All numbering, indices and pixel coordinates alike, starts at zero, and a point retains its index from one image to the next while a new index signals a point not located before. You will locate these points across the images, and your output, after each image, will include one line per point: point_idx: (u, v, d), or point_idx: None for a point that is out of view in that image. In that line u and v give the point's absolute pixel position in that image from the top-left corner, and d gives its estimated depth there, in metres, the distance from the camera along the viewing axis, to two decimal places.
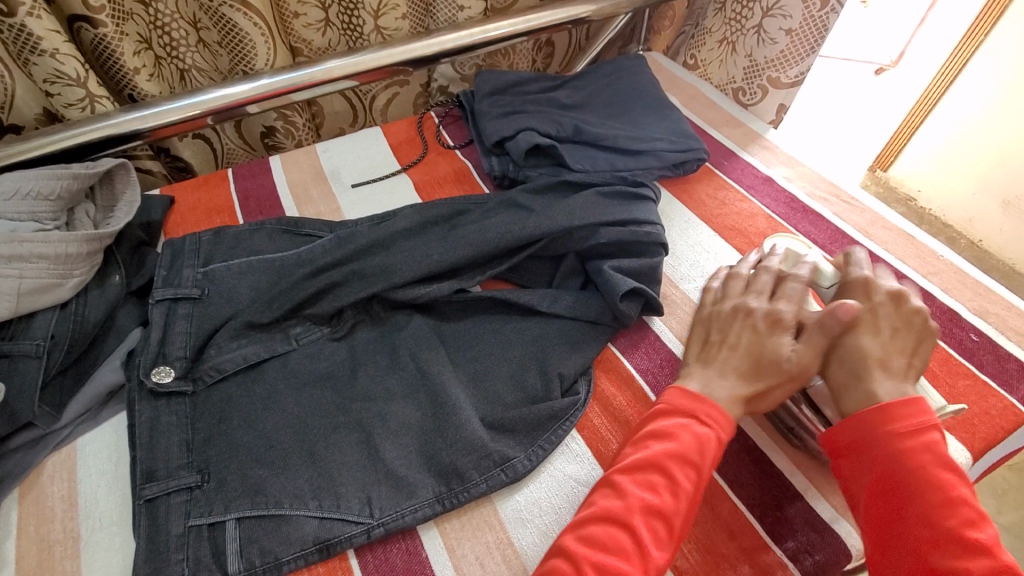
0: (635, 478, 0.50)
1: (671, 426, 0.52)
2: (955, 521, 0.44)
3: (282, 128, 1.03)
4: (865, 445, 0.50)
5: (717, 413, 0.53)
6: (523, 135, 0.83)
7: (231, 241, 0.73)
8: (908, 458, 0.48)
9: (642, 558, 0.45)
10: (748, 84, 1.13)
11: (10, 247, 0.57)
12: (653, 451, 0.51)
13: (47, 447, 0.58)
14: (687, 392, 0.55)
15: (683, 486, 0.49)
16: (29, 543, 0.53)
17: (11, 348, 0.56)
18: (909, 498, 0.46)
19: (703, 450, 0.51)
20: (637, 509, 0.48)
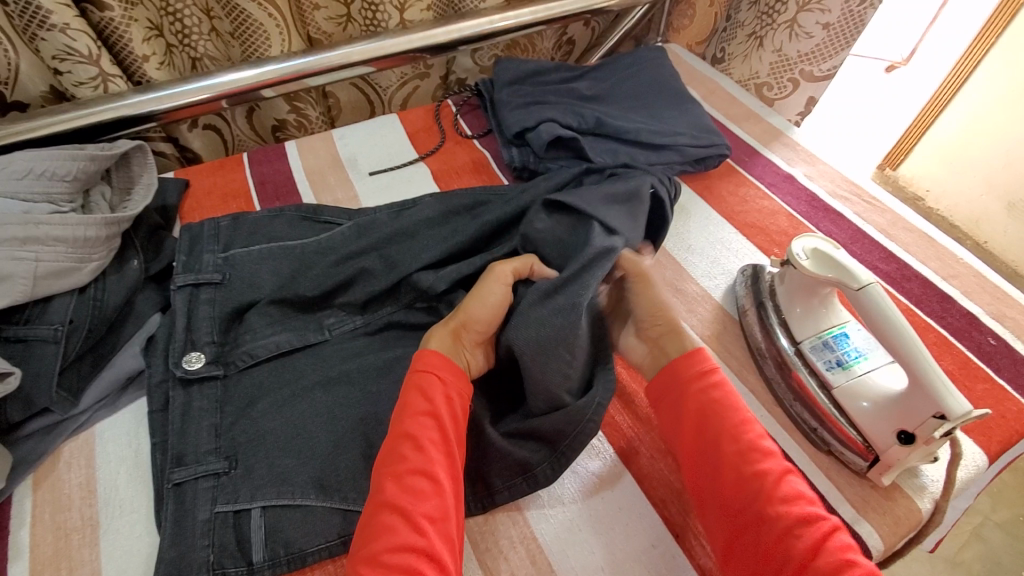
0: (386, 456, 0.50)
1: (410, 385, 0.54)
2: (748, 435, 0.52)
3: (294, 121, 1.01)
4: (669, 384, 0.57)
5: (435, 357, 0.56)
6: (544, 126, 0.82)
7: (251, 226, 0.72)
8: (705, 396, 0.54)
9: (409, 524, 0.46)
10: (776, 80, 1.14)
11: (28, 229, 0.56)
12: (395, 429, 0.52)
13: (64, 433, 0.57)
14: (420, 355, 0.56)
15: (427, 438, 0.51)
16: (45, 530, 0.52)
17: (28, 333, 0.55)
18: (714, 421, 0.53)
19: (431, 397, 0.53)
20: (388, 477, 0.49)
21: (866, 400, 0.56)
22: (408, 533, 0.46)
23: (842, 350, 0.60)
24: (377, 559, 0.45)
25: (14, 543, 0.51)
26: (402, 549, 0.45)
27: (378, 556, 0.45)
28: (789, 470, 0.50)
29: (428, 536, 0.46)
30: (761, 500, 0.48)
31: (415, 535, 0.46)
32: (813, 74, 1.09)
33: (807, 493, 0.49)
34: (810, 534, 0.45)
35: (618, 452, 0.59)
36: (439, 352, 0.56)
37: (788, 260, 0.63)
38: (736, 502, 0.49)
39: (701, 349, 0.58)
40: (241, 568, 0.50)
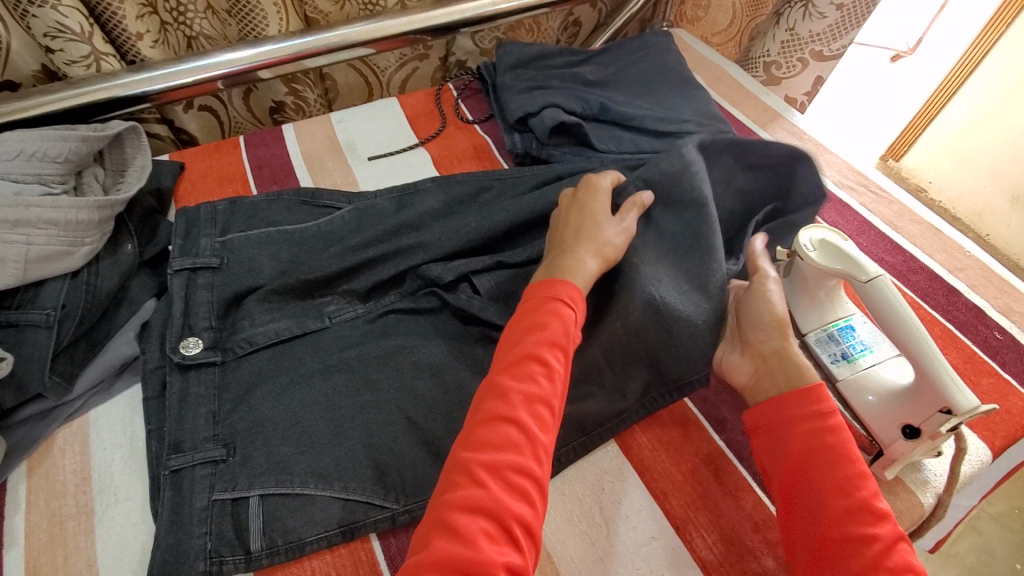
0: (515, 372, 0.48)
1: (542, 307, 0.52)
2: (860, 490, 0.45)
3: (292, 103, 1.00)
4: (783, 412, 0.50)
5: (573, 291, 0.53)
6: (547, 111, 0.80)
7: (248, 210, 0.71)
8: (826, 431, 0.48)
9: (532, 449, 0.45)
10: (786, 59, 1.18)
11: (18, 211, 0.55)
12: (528, 344, 0.49)
13: (59, 419, 0.57)
14: (546, 281, 0.55)
15: (558, 368, 0.49)
16: (39, 517, 0.52)
17: (19, 318, 0.54)
18: (825, 459, 0.47)
19: (569, 331, 0.51)
20: (521, 398, 0.46)
21: (872, 393, 0.56)
22: (528, 457, 0.44)
23: (848, 342, 0.58)
24: (499, 473, 0.42)
25: (7, 531, 0.51)
26: (520, 470, 0.43)
27: (481, 470, 0.43)
28: (902, 537, 0.43)
29: (543, 468, 0.45)
30: (863, 564, 0.41)
31: (533, 463, 0.44)
32: (822, 54, 1.13)
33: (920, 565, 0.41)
34: None
35: (618, 442, 0.58)
36: (578, 288, 0.54)
37: (795, 251, 0.61)
38: (832, 557, 0.43)
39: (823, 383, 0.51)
40: (240, 558, 0.49)
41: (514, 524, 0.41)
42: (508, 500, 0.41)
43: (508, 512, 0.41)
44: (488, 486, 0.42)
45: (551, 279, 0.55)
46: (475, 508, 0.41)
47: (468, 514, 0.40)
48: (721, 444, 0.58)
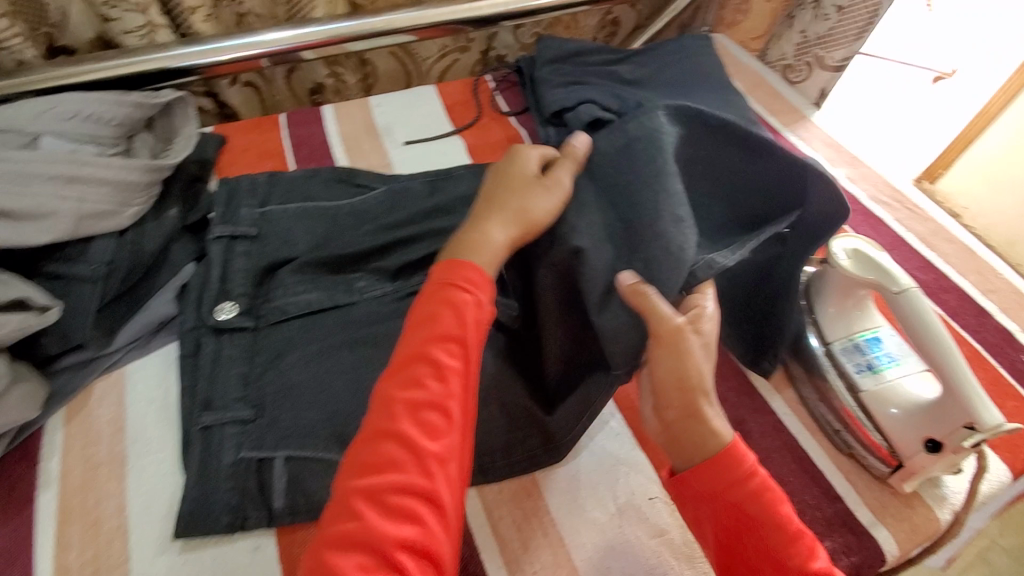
0: (398, 377, 0.46)
1: (438, 298, 0.48)
2: (794, 558, 0.44)
3: (331, 85, 1.03)
4: (710, 481, 0.46)
5: (477, 275, 0.49)
6: (584, 106, 0.81)
7: (287, 184, 0.73)
8: (755, 499, 0.45)
9: (417, 464, 0.43)
10: (798, 61, 1.07)
11: (75, 169, 0.57)
12: (415, 348, 0.47)
13: (97, 370, 0.59)
14: (449, 268, 0.49)
15: (450, 366, 0.46)
16: (75, 461, 0.54)
17: (68, 270, 0.56)
18: (757, 531, 0.45)
19: (464, 321, 0.47)
20: (404, 407, 0.44)
21: (895, 406, 0.55)
22: (414, 473, 0.42)
23: (873, 354, 0.58)
24: (376, 498, 0.41)
25: (44, 472, 0.53)
26: (401, 490, 0.42)
27: (377, 497, 0.41)
28: None
29: (434, 480, 0.43)
30: None
31: (420, 477, 0.42)
32: (825, 61, 1.01)
33: None
34: None
35: (635, 434, 0.59)
36: (485, 271, 0.49)
37: (826, 259, 0.61)
38: None
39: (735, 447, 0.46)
40: (263, 514, 0.51)
41: (396, 550, 0.39)
42: (386, 525, 0.40)
43: (387, 538, 0.40)
44: (364, 517, 0.40)
45: (451, 260, 0.50)
46: (353, 542, 0.40)
47: (343, 552, 0.39)
48: None
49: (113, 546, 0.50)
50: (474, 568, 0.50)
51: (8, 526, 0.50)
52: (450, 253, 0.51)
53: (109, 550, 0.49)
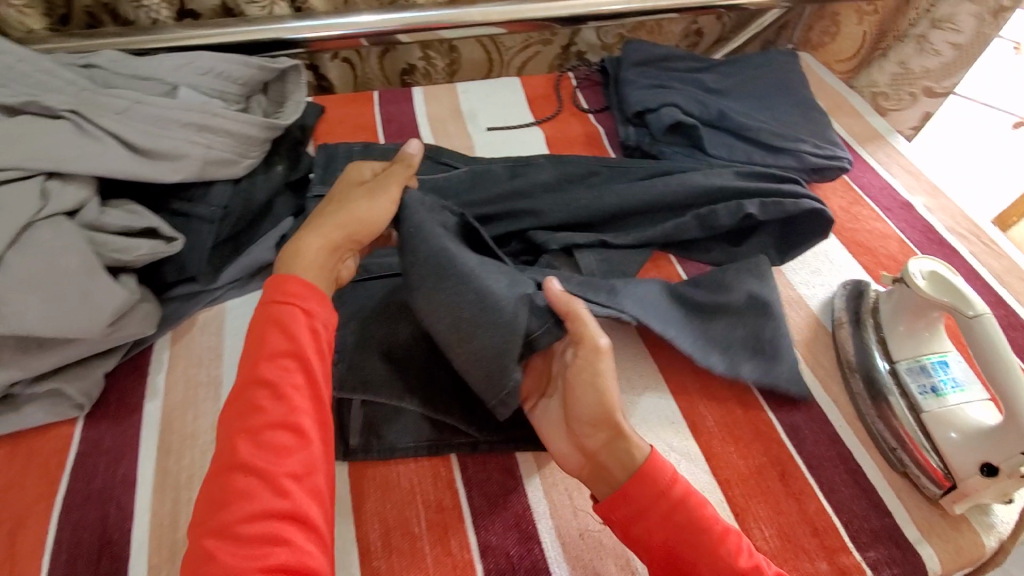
0: (236, 404, 0.49)
1: (268, 317, 0.52)
2: (727, 556, 0.46)
3: (422, 68, 1.07)
4: (639, 493, 0.48)
5: (296, 286, 0.53)
6: (666, 109, 0.84)
7: (380, 156, 0.78)
8: (678, 504, 0.48)
9: (270, 486, 0.45)
10: (894, 91, 1.10)
11: (206, 118, 0.64)
12: (250, 373, 0.49)
13: (201, 303, 0.65)
14: (284, 281, 0.53)
15: (285, 385, 0.49)
16: (177, 379, 0.60)
17: (191, 210, 0.63)
18: (692, 538, 0.47)
19: (292, 334, 0.51)
20: (241, 434, 0.47)
21: (955, 431, 0.55)
22: (269, 496, 0.45)
23: (939, 377, 0.59)
24: (229, 530, 0.43)
25: (151, 386, 0.59)
26: (267, 514, 0.44)
27: (230, 532, 0.43)
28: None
29: (292, 499, 0.45)
30: None
31: (276, 499, 0.45)
32: (932, 91, 1.09)
33: None
34: None
35: (690, 426, 0.60)
36: (305, 279, 0.54)
37: (901, 278, 0.62)
38: None
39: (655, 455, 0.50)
40: (339, 447, 0.56)
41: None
42: (240, 556, 0.42)
43: (245, 569, 0.42)
44: (217, 555, 0.42)
45: (276, 276, 0.54)
46: None
47: None
48: (791, 449, 0.59)
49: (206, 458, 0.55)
50: (526, 526, 0.53)
51: (118, 427, 0.56)
52: (279, 269, 0.55)
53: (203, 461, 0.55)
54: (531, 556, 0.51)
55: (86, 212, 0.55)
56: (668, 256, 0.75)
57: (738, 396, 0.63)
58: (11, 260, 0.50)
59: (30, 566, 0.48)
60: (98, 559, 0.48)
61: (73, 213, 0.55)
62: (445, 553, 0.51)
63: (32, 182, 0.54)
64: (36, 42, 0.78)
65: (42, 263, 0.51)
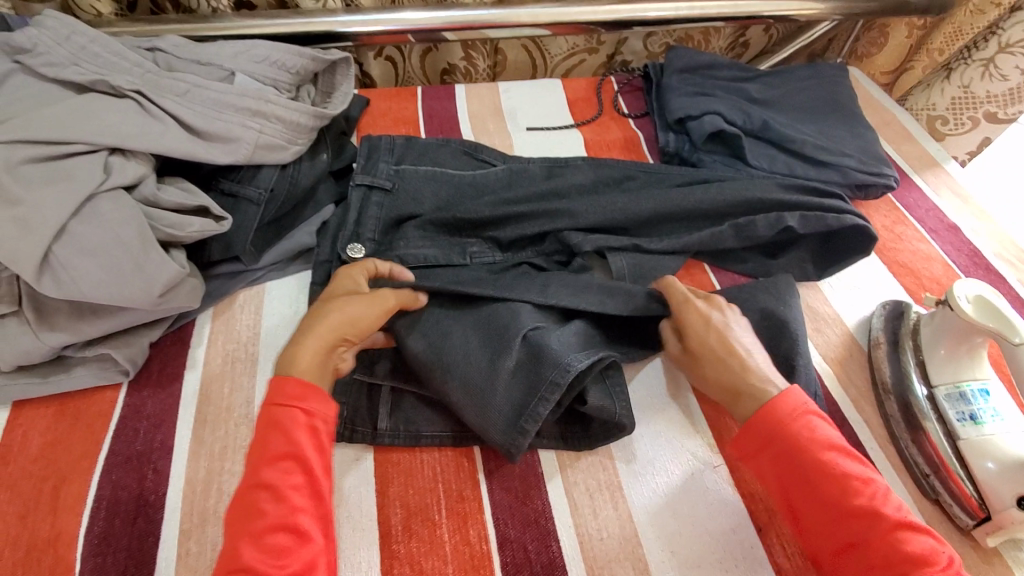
0: (241, 506, 0.47)
1: (268, 420, 0.50)
2: (851, 498, 0.48)
3: (462, 68, 1.09)
4: (768, 431, 0.52)
5: (298, 387, 0.51)
6: (708, 118, 0.83)
7: (421, 149, 0.79)
8: (800, 443, 0.51)
9: None
10: (954, 115, 1.08)
11: (259, 104, 0.66)
12: (253, 475, 0.48)
13: (243, 281, 0.67)
14: (277, 384, 0.52)
15: (287, 485, 0.48)
16: (216, 353, 0.62)
17: (240, 191, 0.66)
18: (806, 474, 0.50)
19: (293, 437, 0.49)
20: (244, 538, 0.45)
21: (992, 460, 0.54)
22: None
23: (978, 405, 0.57)
24: None
25: (192, 357, 0.62)
26: None
27: None
28: (907, 526, 0.47)
29: None
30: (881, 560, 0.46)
31: None
32: (995, 116, 1.05)
33: (926, 552, 0.46)
34: None
35: (715, 436, 0.59)
36: (303, 381, 0.52)
37: (945, 301, 0.61)
38: (846, 563, 0.48)
39: (784, 399, 0.53)
40: (367, 431, 0.57)
41: None
42: None
43: None
44: None
45: (276, 378, 0.52)
46: None
47: None
48: None
49: (239, 432, 0.57)
50: (545, 523, 0.53)
51: (159, 395, 0.59)
52: (280, 369, 0.53)
53: (236, 434, 0.56)
54: (549, 552, 0.51)
55: (143, 188, 0.58)
56: (702, 265, 0.74)
57: None
58: (73, 229, 0.53)
59: (71, 520, 0.50)
60: (134, 519, 0.50)
61: (131, 188, 0.58)
62: (464, 542, 0.51)
63: (96, 155, 0.57)
64: (102, 25, 0.82)
65: (100, 233, 0.53)
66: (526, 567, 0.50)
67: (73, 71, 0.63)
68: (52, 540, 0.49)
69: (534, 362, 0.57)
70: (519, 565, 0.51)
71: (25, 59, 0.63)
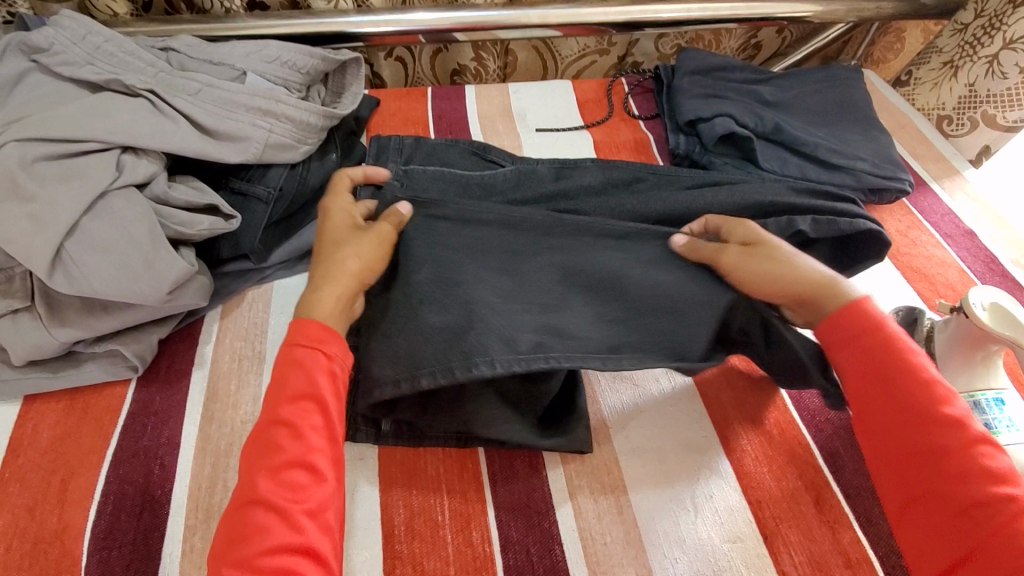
0: (261, 440, 0.47)
1: (293, 359, 0.51)
2: (927, 402, 0.49)
3: (473, 69, 1.08)
4: (847, 331, 0.54)
5: (317, 330, 0.52)
6: (720, 120, 0.82)
7: (429, 149, 0.79)
8: (886, 342, 0.53)
9: (289, 519, 0.44)
10: (958, 115, 0.99)
11: (269, 103, 0.66)
12: (277, 410, 0.48)
13: (251, 280, 0.68)
14: (302, 326, 0.52)
15: (306, 425, 0.48)
16: (224, 350, 0.63)
17: (249, 190, 0.66)
18: (887, 372, 0.51)
19: (316, 378, 0.50)
20: (262, 472, 0.45)
21: None
22: (284, 529, 0.43)
23: (992, 415, 0.55)
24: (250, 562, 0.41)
25: (200, 354, 0.62)
26: (280, 549, 0.42)
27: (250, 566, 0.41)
28: (986, 442, 0.47)
29: (306, 533, 0.43)
30: (952, 468, 0.46)
31: (292, 533, 0.43)
32: (995, 120, 0.94)
33: (1003, 468, 0.46)
34: (1005, 509, 0.43)
35: (722, 442, 0.59)
36: (326, 326, 0.53)
37: (959, 307, 0.59)
38: (912, 470, 0.48)
39: (864, 302, 0.55)
40: (371, 431, 0.57)
41: None
42: None
43: None
44: None
45: (296, 320, 0.53)
46: None
47: None
48: (828, 476, 0.57)
49: (244, 429, 0.57)
50: (548, 526, 0.53)
51: (168, 391, 0.59)
52: (300, 312, 0.54)
53: (241, 431, 0.57)
54: (551, 555, 0.51)
55: (154, 185, 0.59)
56: None
57: (775, 417, 0.61)
58: (85, 225, 0.53)
59: (79, 513, 0.51)
60: (140, 514, 0.51)
61: (142, 185, 0.59)
62: (466, 543, 0.51)
63: (109, 153, 0.57)
64: (118, 25, 0.83)
65: (110, 230, 0.54)
66: (528, 570, 0.50)
67: (88, 70, 0.64)
68: (59, 532, 0.49)
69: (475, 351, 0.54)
70: (521, 568, 0.50)
71: (41, 58, 0.64)
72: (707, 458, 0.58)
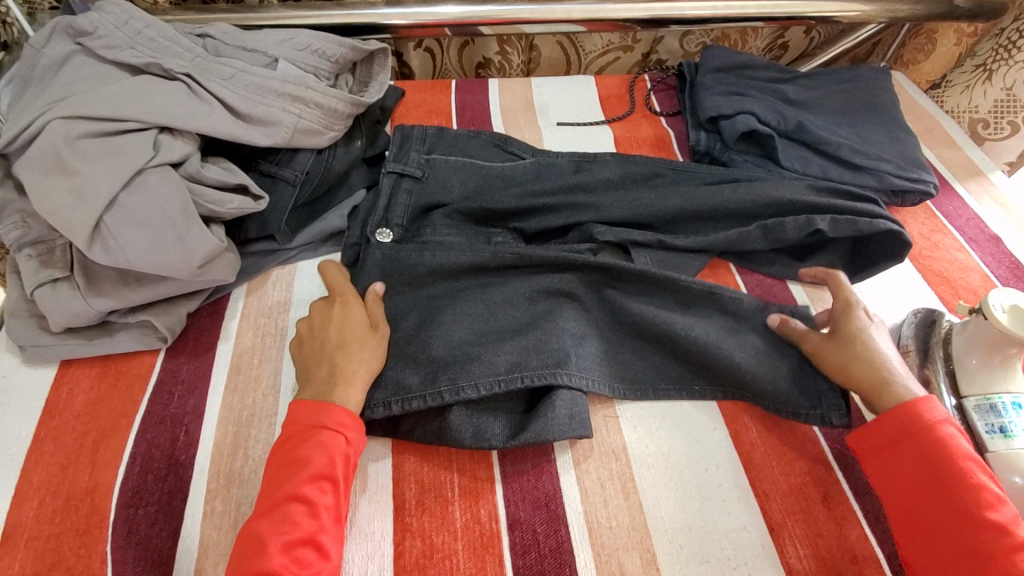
0: (273, 517, 0.47)
1: (308, 438, 0.51)
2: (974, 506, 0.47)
3: (497, 62, 1.10)
4: (894, 430, 0.52)
5: (344, 416, 0.53)
6: (742, 117, 0.82)
7: (451, 140, 0.81)
8: (933, 445, 0.50)
9: None
10: (995, 119, 0.98)
11: (299, 90, 0.68)
12: (291, 487, 0.48)
13: (275, 260, 0.70)
14: (315, 405, 0.53)
15: (322, 503, 0.48)
16: (248, 326, 0.65)
17: (277, 173, 0.69)
18: (934, 474, 0.49)
19: (335, 459, 0.50)
20: (274, 547, 0.45)
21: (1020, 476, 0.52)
22: None
23: (1009, 418, 0.55)
24: None
25: (225, 329, 0.65)
26: None
27: None
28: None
29: None
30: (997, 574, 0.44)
31: None
32: None
33: None
34: None
35: (732, 436, 0.59)
36: (352, 412, 0.53)
37: (979, 309, 0.59)
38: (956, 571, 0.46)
39: (924, 400, 0.53)
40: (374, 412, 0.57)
41: None
42: None
43: None
44: None
45: (315, 404, 0.53)
46: None
47: None
48: (840, 476, 0.56)
49: (265, 401, 0.59)
50: (555, 507, 0.54)
51: (195, 362, 0.62)
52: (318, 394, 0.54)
53: (263, 403, 0.59)
54: (557, 536, 0.52)
55: (188, 165, 0.61)
56: (728, 265, 0.74)
57: None
58: (123, 201, 0.56)
59: (107, 473, 0.53)
60: (166, 477, 0.53)
61: (178, 165, 0.61)
62: (474, 519, 0.53)
63: (147, 133, 0.60)
64: (158, 13, 0.86)
65: (147, 206, 0.56)
66: (533, 549, 0.51)
67: (129, 54, 0.66)
68: (90, 491, 0.52)
69: (463, 342, 0.61)
70: (527, 546, 0.51)
71: (86, 42, 0.67)
72: (716, 450, 0.58)
